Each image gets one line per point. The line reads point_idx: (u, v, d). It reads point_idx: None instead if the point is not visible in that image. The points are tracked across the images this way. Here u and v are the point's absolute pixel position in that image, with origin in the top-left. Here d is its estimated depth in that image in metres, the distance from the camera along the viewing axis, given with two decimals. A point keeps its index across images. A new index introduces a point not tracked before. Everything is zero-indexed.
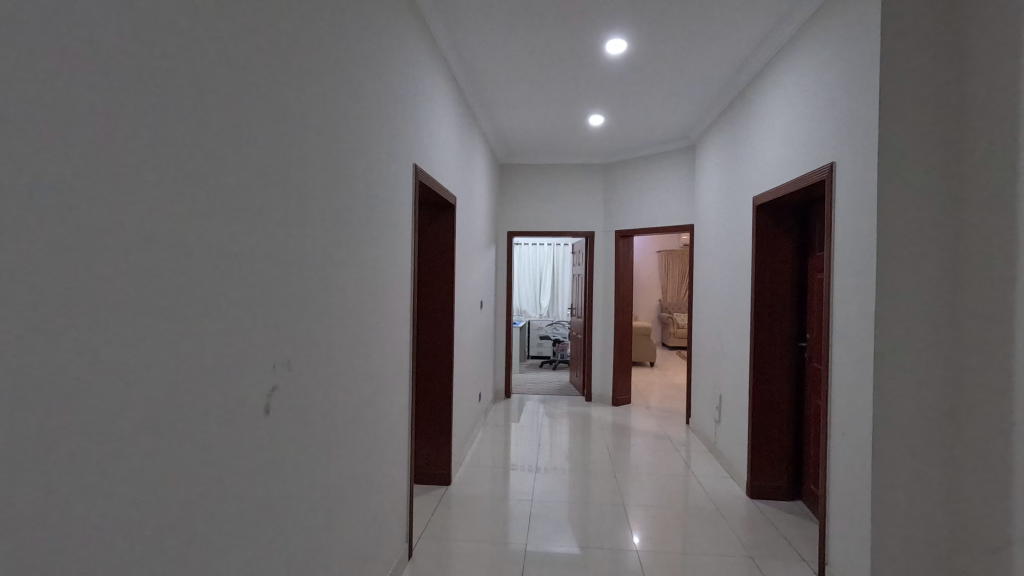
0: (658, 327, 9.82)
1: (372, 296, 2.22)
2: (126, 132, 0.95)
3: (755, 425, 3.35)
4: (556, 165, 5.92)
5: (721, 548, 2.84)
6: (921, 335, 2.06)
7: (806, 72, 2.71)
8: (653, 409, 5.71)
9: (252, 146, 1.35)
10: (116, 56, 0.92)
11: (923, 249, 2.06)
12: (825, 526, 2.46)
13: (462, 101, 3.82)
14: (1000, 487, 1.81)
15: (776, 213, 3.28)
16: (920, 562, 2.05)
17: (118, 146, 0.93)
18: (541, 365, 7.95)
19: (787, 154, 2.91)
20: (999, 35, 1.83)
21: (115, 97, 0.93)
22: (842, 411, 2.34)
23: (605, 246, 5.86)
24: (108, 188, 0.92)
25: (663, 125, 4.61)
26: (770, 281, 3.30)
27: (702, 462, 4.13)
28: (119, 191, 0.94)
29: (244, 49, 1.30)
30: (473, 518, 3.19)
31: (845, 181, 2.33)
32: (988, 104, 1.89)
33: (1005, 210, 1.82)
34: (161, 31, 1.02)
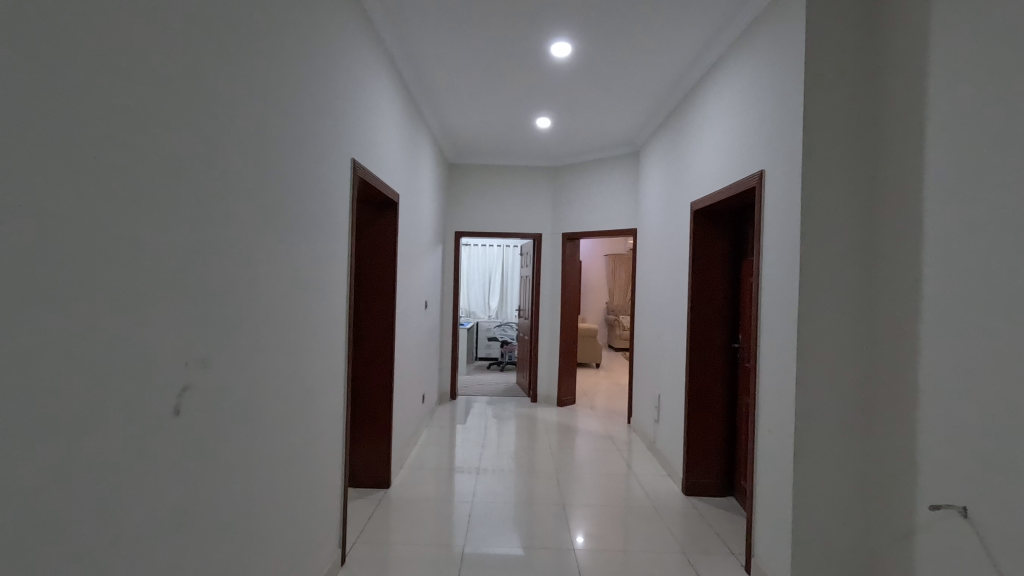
0: (605, 329, 9.99)
1: (305, 293, 2.14)
2: (31, 116, 0.90)
3: (691, 424, 3.45)
4: (505, 167, 5.93)
5: (657, 545, 2.90)
6: (840, 336, 2.18)
7: (740, 83, 2.82)
8: (598, 409, 5.80)
9: (180, 134, 1.29)
10: (20, 33, 0.88)
11: (843, 256, 2.18)
12: (752, 521, 2.56)
13: (408, 98, 3.77)
14: (906, 476, 1.95)
15: (713, 217, 3.40)
16: (837, 550, 2.17)
17: (20, 130, 0.88)
18: (489, 366, 7.95)
19: (721, 161, 3.02)
20: (911, 60, 1.98)
21: (14, 76, 0.87)
22: (768, 408, 2.44)
23: (552, 248, 5.91)
24: (10, 171, 0.87)
25: (609, 130, 4.69)
26: (706, 285, 3.41)
27: (642, 461, 4.22)
28: (21, 176, 0.89)
29: (174, 32, 1.25)
30: (412, 520, 3.14)
31: (773, 188, 2.44)
32: (902, 119, 2.02)
33: (914, 221, 1.95)
34: (75, 8, 0.97)
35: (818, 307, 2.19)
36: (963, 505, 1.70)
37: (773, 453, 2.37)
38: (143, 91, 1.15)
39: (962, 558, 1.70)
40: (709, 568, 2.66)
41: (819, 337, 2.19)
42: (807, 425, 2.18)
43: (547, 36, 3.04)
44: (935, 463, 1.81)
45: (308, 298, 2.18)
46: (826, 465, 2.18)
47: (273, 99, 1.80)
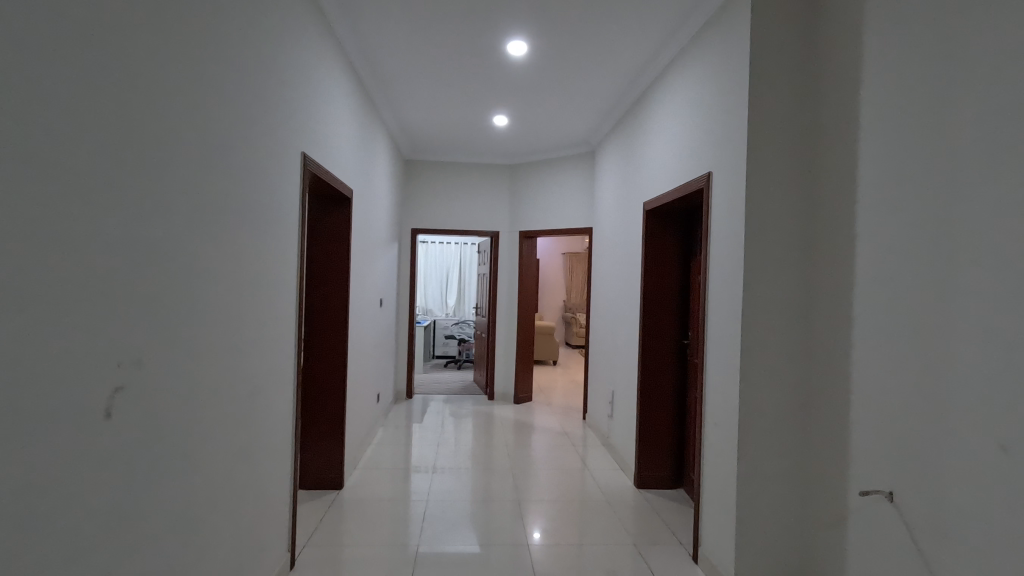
0: (563, 326, 10.10)
1: (252, 290, 2.07)
2: None
3: (643, 419, 3.53)
4: (462, 165, 5.90)
5: (609, 538, 2.96)
6: (780, 332, 2.28)
7: (690, 87, 2.90)
8: (554, 405, 5.86)
9: (115, 122, 1.23)
10: None
11: (783, 256, 2.29)
12: (699, 512, 2.64)
13: (363, 92, 3.70)
14: (839, 465, 2.05)
15: (665, 217, 3.49)
16: (777, 537, 2.27)
17: None
18: (446, 364, 7.90)
19: (672, 162, 3.10)
20: (844, 70, 2.08)
21: None
22: (714, 402, 2.52)
23: (509, 246, 5.92)
24: None
25: (566, 129, 4.74)
26: (658, 284, 3.49)
27: (597, 456, 4.29)
28: None
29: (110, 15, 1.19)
30: (365, 521, 3.10)
31: (720, 190, 2.52)
32: (838, 125, 2.12)
33: (847, 222, 2.06)
34: None
35: (761, 304, 2.28)
36: (889, 491, 1.80)
37: (719, 446, 2.45)
38: (70, 74, 1.09)
39: (888, 541, 1.80)
40: (658, 558, 2.74)
41: (761, 333, 2.28)
42: (750, 418, 2.27)
43: (504, 33, 3.04)
44: (866, 452, 1.92)
45: (256, 295, 2.12)
46: (767, 455, 2.27)
47: (218, 87, 1.73)
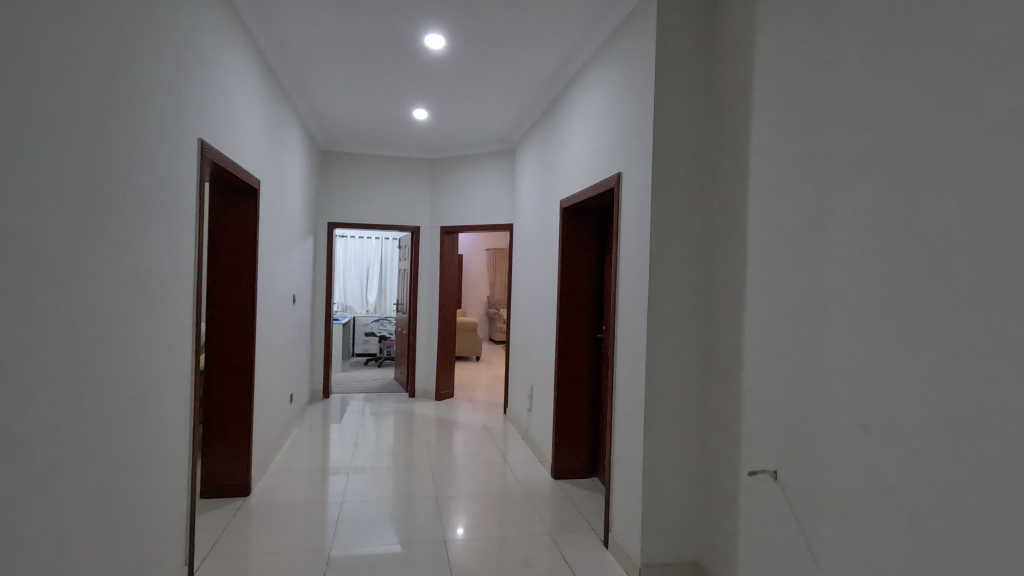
0: (485, 323, 10.14)
1: (142, 285, 1.92)
2: None
3: (559, 411, 3.62)
4: (381, 157, 5.76)
5: (527, 529, 3.02)
6: (681, 325, 2.42)
7: (602, 89, 3.00)
8: (476, 401, 5.88)
9: None
10: None
11: (684, 253, 2.42)
12: (610, 498, 2.75)
13: (271, 78, 3.52)
14: (732, 448, 2.21)
15: (580, 214, 3.59)
16: (678, 517, 2.41)
17: None
18: (366, 362, 7.69)
19: (587, 162, 3.20)
20: (738, 80, 2.24)
21: None
22: (623, 393, 2.63)
23: (430, 241, 5.86)
24: None
25: (487, 125, 4.74)
26: (574, 279, 3.59)
27: (516, 449, 4.35)
28: None
29: None
30: (275, 527, 2.96)
31: (630, 189, 2.63)
32: (734, 131, 2.27)
33: (740, 222, 2.21)
34: None
35: (665, 298, 2.41)
36: (774, 469, 1.97)
37: (627, 435, 2.56)
38: None
39: (772, 515, 1.97)
40: (571, 545, 2.83)
41: (665, 326, 2.40)
42: (655, 406, 2.39)
43: (420, 25, 2.99)
44: (755, 434, 2.08)
45: (147, 290, 1.96)
46: (671, 442, 2.41)
47: (99, 63, 1.58)
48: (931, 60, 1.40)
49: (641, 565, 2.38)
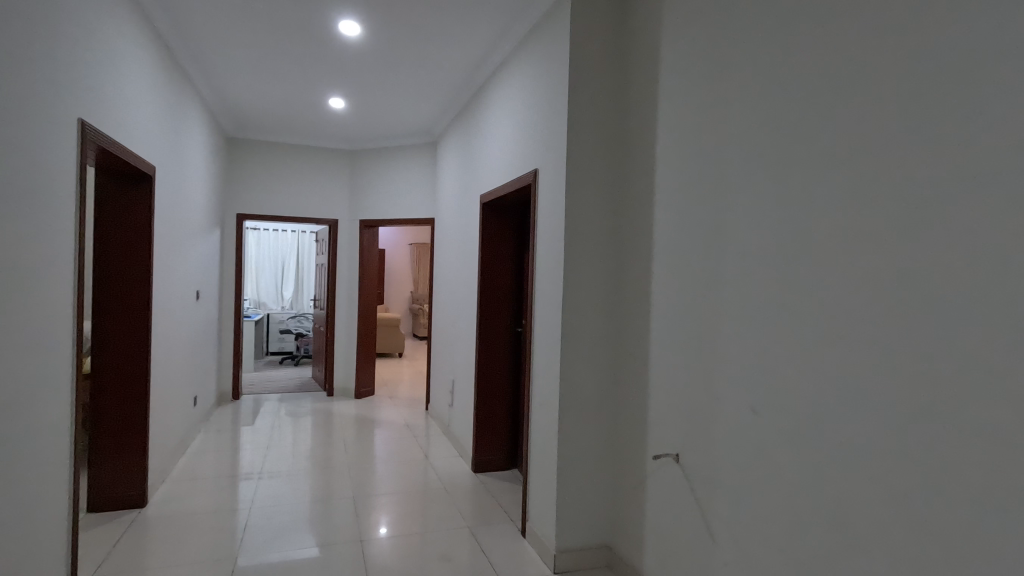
0: (409, 318, 9.98)
1: (11, 280, 1.71)
2: None
3: (479, 405, 3.65)
4: (295, 147, 5.50)
5: (446, 524, 3.02)
6: (594, 319, 2.51)
7: (520, 86, 3.04)
8: (398, 398, 5.79)
9: None
10: None
11: (596, 249, 2.51)
12: (527, 489, 2.80)
13: (168, 56, 3.26)
14: (639, 434, 2.33)
15: (500, 210, 3.62)
16: (590, 503, 2.51)
17: None
18: (282, 361, 7.34)
19: (505, 157, 3.22)
20: (645, 84, 2.35)
21: None
22: (540, 385, 2.68)
23: (349, 235, 5.68)
24: None
25: (407, 117, 4.65)
26: (494, 274, 3.62)
27: (437, 445, 4.33)
28: None
29: None
30: (175, 538, 2.77)
31: (545, 186, 2.68)
32: (642, 131, 2.37)
33: (647, 220, 2.32)
34: None
35: (579, 292, 2.48)
36: (676, 453, 2.09)
37: (543, 426, 2.62)
38: None
39: (674, 496, 2.09)
40: (489, 537, 2.86)
41: (578, 319, 2.48)
42: (569, 397, 2.47)
43: (333, 10, 2.88)
44: (659, 421, 2.20)
45: (18, 284, 1.76)
46: (585, 431, 2.49)
47: None
48: (815, 72, 1.53)
49: (556, 552, 2.46)
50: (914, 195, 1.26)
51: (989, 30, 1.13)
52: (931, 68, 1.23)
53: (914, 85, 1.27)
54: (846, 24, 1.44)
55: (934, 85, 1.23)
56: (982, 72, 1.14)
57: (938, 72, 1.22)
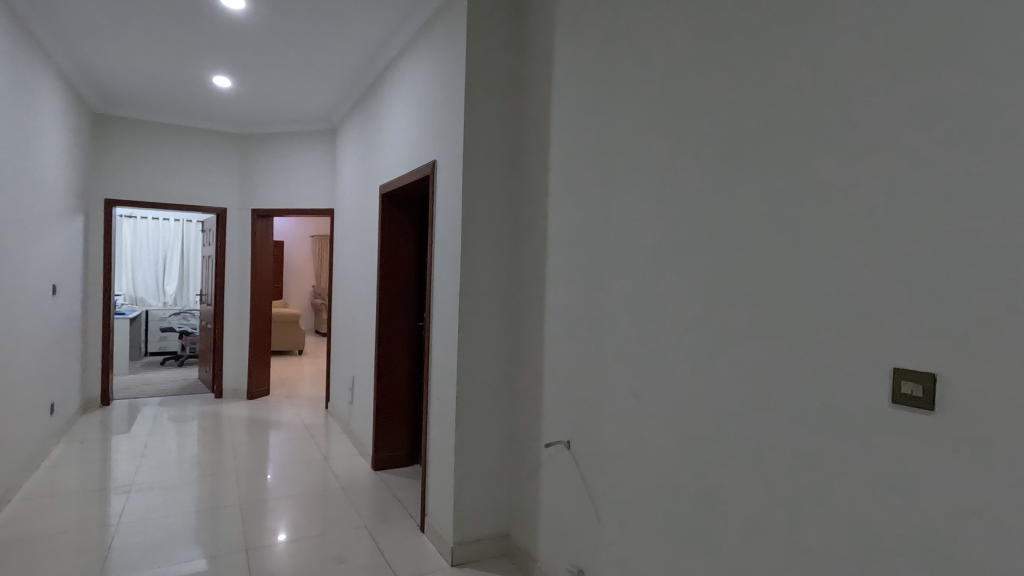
0: (310, 314, 9.54)
1: None
2: None
3: (379, 401, 3.56)
4: (176, 128, 5.04)
5: (342, 524, 2.92)
6: (492, 312, 2.53)
7: (419, 75, 2.98)
8: (295, 397, 5.51)
9: None
10: None
11: (494, 243, 2.53)
12: (426, 484, 2.77)
13: (10, 14, 2.84)
14: (535, 424, 2.38)
15: (400, 201, 3.55)
16: (488, 494, 2.53)
17: None
18: (163, 362, 6.72)
19: (404, 148, 3.16)
20: (540, 81, 2.39)
21: None
22: (438, 379, 2.66)
23: (239, 225, 5.30)
24: None
25: (302, 101, 4.41)
26: (394, 267, 3.53)
27: (336, 445, 4.17)
28: None
29: None
30: (23, 563, 2.45)
31: (444, 178, 2.66)
32: (538, 127, 2.41)
33: (542, 214, 2.37)
34: None
35: (477, 284, 2.49)
36: (568, 441, 2.16)
37: (442, 420, 2.60)
38: None
39: (566, 482, 2.16)
40: (386, 535, 2.81)
41: (476, 312, 2.49)
42: (467, 390, 2.47)
43: None
44: (553, 411, 2.26)
45: None
46: (483, 423, 2.51)
47: None
48: (696, 80, 1.63)
49: (453, 544, 2.46)
50: (777, 193, 1.38)
51: (839, 47, 1.26)
52: (794, 78, 1.35)
53: (778, 94, 1.39)
54: (726, 33, 1.54)
55: (795, 93, 1.35)
56: (833, 84, 1.27)
57: (799, 82, 1.34)
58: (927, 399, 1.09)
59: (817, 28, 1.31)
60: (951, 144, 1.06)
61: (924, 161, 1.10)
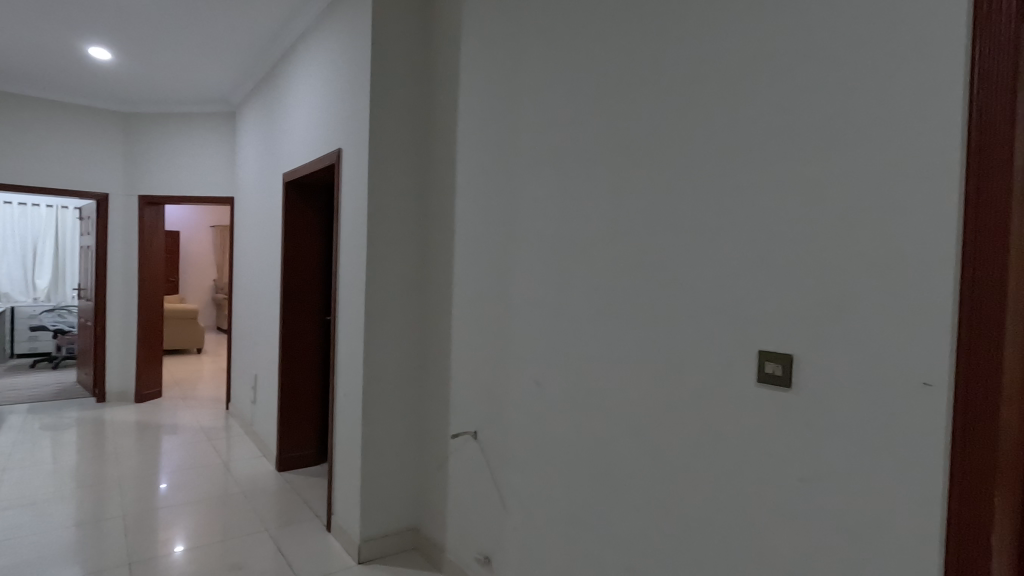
0: (212, 310, 8.93)
1: None
2: None
3: (283, 399, 3.41)
4: (45, 102, 4.51)
5: (242, 529, 2.77)
6: (400, 304, 2.49)
7: (324, 59, 2.87)
8: (192, 399, 5.14)
9: None
10: None
11: (402, 234, 2.49)
12: (332, 483, 2.69)
13: None
14: (444, 416, 2.37)
15: (305, 191, 3.40)
16: (397, 489, 2.50)
17: None
18: (33, 365, 6.01)
19: (308, 135, 3.03)
20: (448, 70, 2.37)
21: None
22: (344, 374, 2.58)
23: (124, 213, 4.84)
24: None
25: (197, 80, 4.10)
26: (299, 259, 3.39)
27: (237, 447, 3.95)
28: None
29: None
30: None
31: (349, 166, 2.57)
32: (445, 118, 2.39)
33: (449, 206, 2.36)
34: None
35: (385, 276, 2.44)
36: (475, 431, 2.17)
37: (348, 416, 2.53)
38: None
39: (474, 472, 2.18)
40: (291, 537, 2.70)
41: (383, 304, 2.44)
42: (374, 384, 2.42)
43: None
44: (461, 403, 2.26)
45: None
46: (390, 416, 2.47)
47: None
48: (593, 77, 1.68)
49: (360, 542, 2.41)
50: (665, 189, 1.46)
51: (718, 51, 1.35)
52: (679, 78, 1.43)
53: (666, 95, 1.46)
54: (620, 32, 1.60)
55: (680, 96, 1.43)
56: (712, 84, 1.35)
57: (684, 85, 1.42)
58: (786, 376, 1.21)
59: (700, 33, 1.39)
60: (808, 146, 1.17)
61: (786, 162, 1.21)
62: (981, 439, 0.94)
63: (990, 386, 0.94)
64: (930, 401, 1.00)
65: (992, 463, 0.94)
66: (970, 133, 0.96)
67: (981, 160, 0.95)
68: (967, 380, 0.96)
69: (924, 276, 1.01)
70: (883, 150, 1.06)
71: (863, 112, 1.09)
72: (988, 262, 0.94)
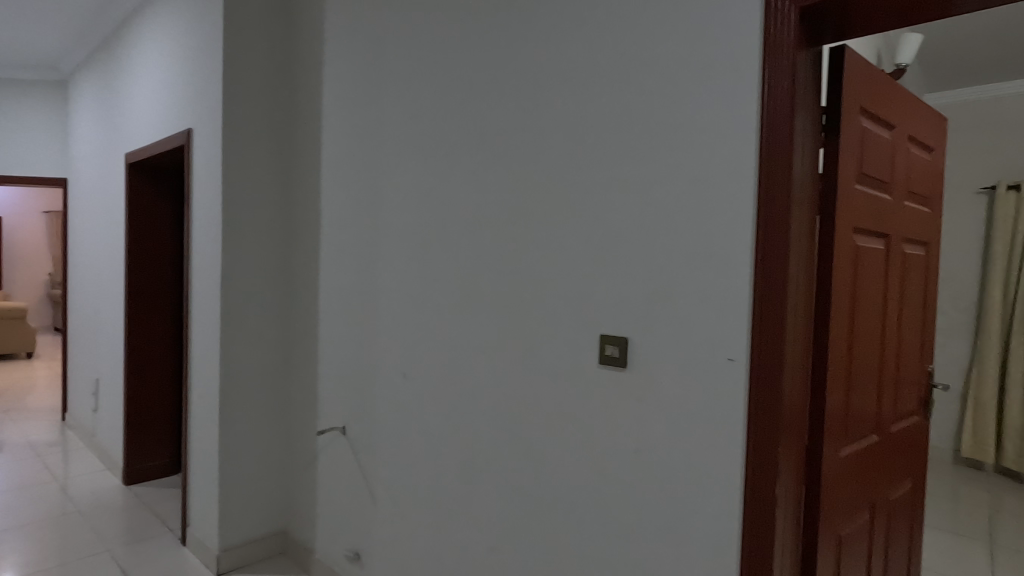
0: (49, 308, 7.78)
1: None
2: None
3: (130, 405, 3.07)
4: None
5: (77, 551, 2.47)
6: (262, 297, 2.35)
7: (170, 29, 2.61)
8: (19, 410, 4.47)
9: None
10: None
11: (263, 222, 2.34)
12: (187, 493, 2.48)
13: None
14: (311, 413, 2.28)
15: (153, 173, 3.08)
16: (261, 493, 2.37)
17: None
18: None
19: (153, 112, 2.74)
20: (310, 51, 2.26)
21: None
22: (198, 374, 2.38)
23: None
24: None
25: (14, 41, 3.52)
26: (147, 249, 3.06)
27: (75, 462, 3.50)
28: None
29: None
30: None
31: (201, 148, 2.37)
32: (308, 101, 2.28)
33: (314, 194, 2.26)
34: None
35: (243, 267, 2.29)
36: (343, 427, 2.12)
37: (204, 418, 2.35)
38: None
39: (342, 468, 2.13)
40: (138, 555, 2.46)
41: (242, 298, 2.29)
42: (232, 383, 2.27)
43: None
44: (328, 399, 2.19)
45: None
46: (251, 417, 2.33)
47: None
48: (452, 70, 1.69)
49: (219, 552, 2.26)
50: (518, 184, 1.52)
51: (562, 54, 1.41)
52: (529, 77, 1.49)
53: (518, 92, 1.51)
54: (476, 28, 1.62)
55: (530, 95, 1.48)
56: (558, 83, 1.42)
57: (533, 84, 1.48)
58: (621, 357, 1.31)
59: (546, 35, 1.45)
60: (638, 148, 1.28)
61: (620, 162, 1.31)
62: (768, 404, 1.11)
63: (775, 359, 1.10)
64: (732, 375, 1.15)
65: (776, 424, 1.11)
66: (761, 142, 1.10)
67: (769, 166, 1.10)
68: (759, 355, 1.12)
69: (728, 266, 1.15)
70: (696, 153, 1.19)
71: (681, 118, 1.21)
72: (774, 254, 1.10)
